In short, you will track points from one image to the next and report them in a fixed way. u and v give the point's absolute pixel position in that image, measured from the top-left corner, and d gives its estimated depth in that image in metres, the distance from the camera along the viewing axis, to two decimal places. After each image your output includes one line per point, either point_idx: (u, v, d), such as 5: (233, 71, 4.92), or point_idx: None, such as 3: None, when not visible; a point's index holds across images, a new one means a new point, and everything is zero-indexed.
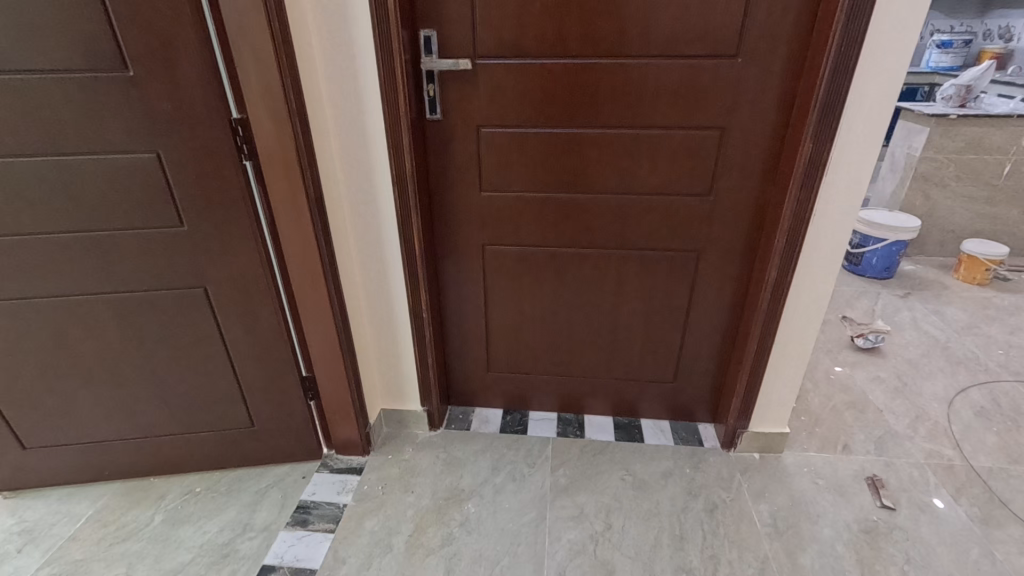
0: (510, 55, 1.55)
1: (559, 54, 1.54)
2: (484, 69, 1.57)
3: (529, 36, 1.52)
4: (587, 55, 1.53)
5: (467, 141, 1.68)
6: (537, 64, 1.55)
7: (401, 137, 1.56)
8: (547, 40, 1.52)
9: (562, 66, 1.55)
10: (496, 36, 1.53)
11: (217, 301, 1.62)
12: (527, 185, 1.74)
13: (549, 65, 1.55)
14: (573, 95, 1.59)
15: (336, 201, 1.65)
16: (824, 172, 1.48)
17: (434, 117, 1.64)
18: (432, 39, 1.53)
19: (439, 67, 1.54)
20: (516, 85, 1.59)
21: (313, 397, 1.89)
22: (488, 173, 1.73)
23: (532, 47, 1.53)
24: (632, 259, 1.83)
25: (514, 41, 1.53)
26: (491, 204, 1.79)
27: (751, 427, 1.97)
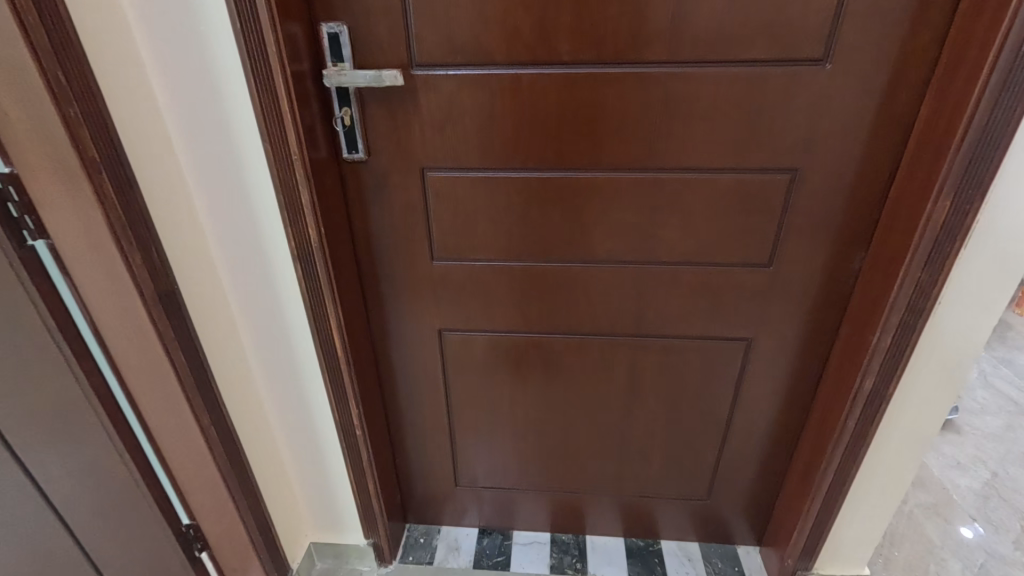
0: (464, 61, 0.99)
1: (544, 60, 0.98)
2: (429, 83, 1.01)
3: (496, 30, 0.96)
4: (585, 63, 0.98)
5: (407, 190, 1.13)
6: (510, 76, 1.00)
7: (298, 193, 1.00)
8: (524, 38, 0.96)
9: (550, 79, 0.99)
10: (444, 29, 0.96)
11: (24, 444, 1.06)
12: (499, 252, 1.19)
13: (528, 78, 1.00)
14: (567, 122, 1.03)
15: (211, 291, 1.08)
16: (962, 244, 0.94)
17: (356, 157, 1.08)
18: (342, 38, 0.96)
19: (356, 84, 0.97)
20: (477, 108, 1.03)
21: (202, 547, 1.31)
22: (441, 235, 1.18)
23: (501, 47, 0.97)
24: (653, 349, 1.28)
25: (473, 41, 0.97)
26: (448, 277, 1.23)
27: (818, 569, 1.43)
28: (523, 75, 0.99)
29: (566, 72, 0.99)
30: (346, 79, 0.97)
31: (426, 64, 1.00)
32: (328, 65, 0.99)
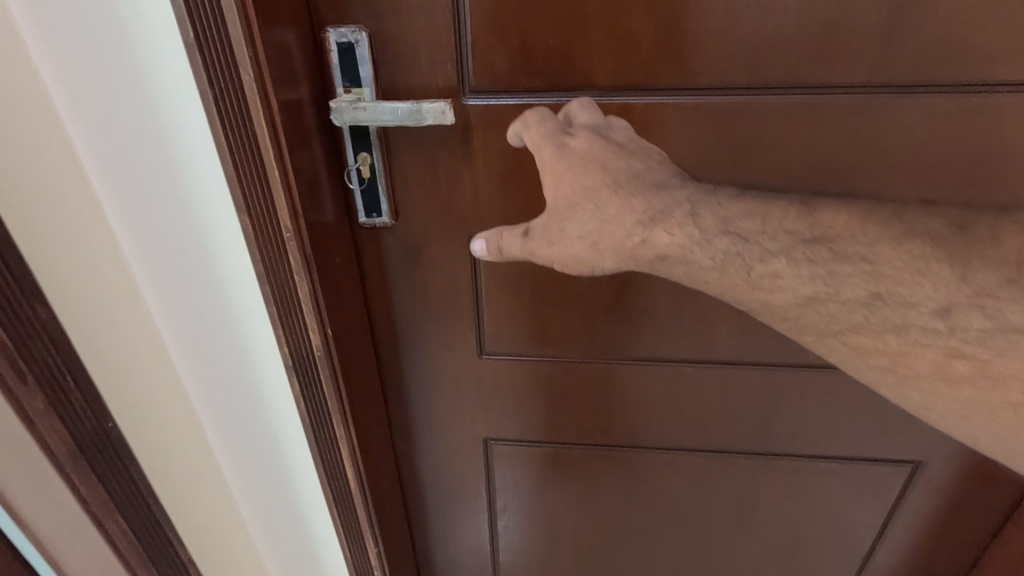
0: (543, 85, 0.65)
1: (665, 85, 0.64)
2: (489, 117, 0.67)
3: (596, 38, 0.62)
4: (731, 88, 0.64)
5: (449, 263, 0.79)
6: (612, 109, 0.66)
7: (293, 288, 0.67)
8: (641, 51, 0.62)
9: (675, 113, 0.65)
10: (517, 37, 0.63)
11: None
12: (572, 344, 0.85)
13: (640, 111, 0.65)
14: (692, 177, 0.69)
15: (174, 424, 0.75)
16: None
17: (379, 222, 0.75)
18: (359, 51, 0.63)
19: (384, 123, 0.63)
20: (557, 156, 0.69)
21: None
22: (493, 321, 0.84)
23: (601, 64, 0.63)
24: (776, 468, 0.94)
25: (560, 55, 0.63)
26: (500, 375, 0.90)
27: None
28: (634, 108, 0.65)
29: (701, 103, 0.64)
30: (369, 116, 0.63)
31: (486, 90, 0.66)
32: (339, 92, 0.65)
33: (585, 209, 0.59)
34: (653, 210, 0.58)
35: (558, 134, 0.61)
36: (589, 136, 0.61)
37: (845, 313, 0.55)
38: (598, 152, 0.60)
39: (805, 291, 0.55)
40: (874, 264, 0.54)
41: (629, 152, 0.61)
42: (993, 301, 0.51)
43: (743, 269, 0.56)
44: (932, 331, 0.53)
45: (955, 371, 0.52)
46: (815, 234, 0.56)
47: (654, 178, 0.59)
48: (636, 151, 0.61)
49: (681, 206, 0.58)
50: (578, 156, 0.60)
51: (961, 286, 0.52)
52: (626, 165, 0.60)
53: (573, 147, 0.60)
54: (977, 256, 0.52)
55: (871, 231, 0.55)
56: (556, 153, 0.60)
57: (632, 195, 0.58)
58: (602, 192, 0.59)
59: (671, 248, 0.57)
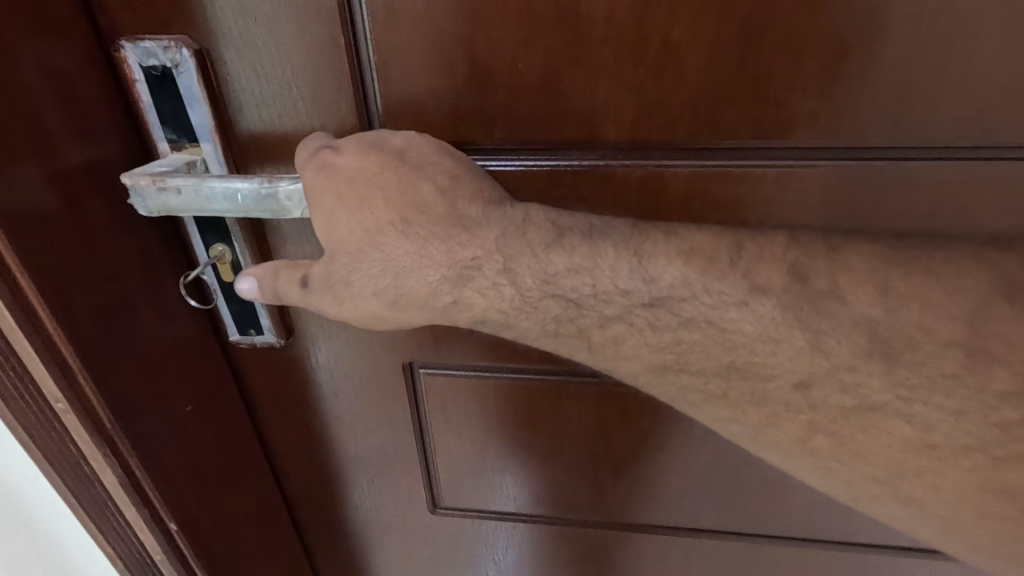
0: (512, 143, 0.37)
1: (736, 143, 0.35)
2: None
3: (606, 60, 0.34)
4: (853, 153, 0.34)
5: (377, 399, 0.52)
6: (635, 182, 0.37)
7: (96, 474, 0.40)
8: (690, 81, 0.34)
9: (752, 191, 0.36)
10: (461, 57, 0.35)
11: None
12: (566, 504, 0.57)
13: (688, 187, 0.37)
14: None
15: None
16: None
17: (259, 342, 0.48)
18: (183, 85, 0.36)
19: (216, 215, 0.35)
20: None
21: None
22: (445, 473, 0.57)
23: (617, 106, 0.35)
24: None
25: (539, 89, 0.35)
26: (464, 538, 0.62)
27: None
28: (676, 181, 0.36)
29: (801, 174, 0.35)
30: (182, 206, 0.35)
31: None
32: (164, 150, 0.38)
33: (366, 257, 0.35)
34: (458, 261, 0.35)
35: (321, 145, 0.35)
36: (359, 144, 0.34)
37: (701, 386, 0.37)
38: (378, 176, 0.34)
39: (653, 365, 0.37)
40: (721, 324, 0.35)
41: (422, 158, 0.34)
42: (864, 373, 0.34)
43: (568, 333, 0.37)
44: (799, 410, 0.36)
45: (816, 448, 0.37)
46: (658, 296, 0.35)
47: (471, 209, 0.35)
48: (442, 157, 0.35)
49: (493, 260, 0.35)
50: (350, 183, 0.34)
51: (817, 359, 0.35)
52: (409, 185, 0.34)
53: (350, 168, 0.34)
54: (829, 311, 0.35)
55: (714, 280, 0.35)
56: (319, 181, 0.34)
57: (438, 238, 0.35)
58: (387, 235, 0.34)
59: (481, 312, 0.36)
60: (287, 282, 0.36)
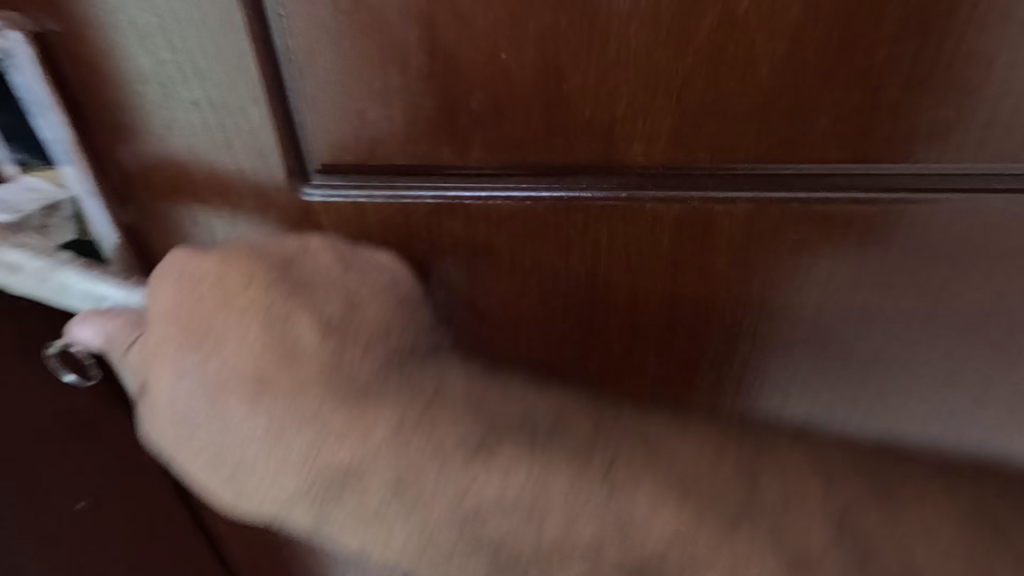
0: (496, 166, 0.26)
1: (825, 168, 0.24)
2: (374, 229, 0.28)
3: (635, 47, 0.22)
4: (995, 189, 0.23)
5: None
6: (671, 222, 0.26)
7: None
8: (760, 79, 0.22)
9: (840, 233, 0.25)
10: (416, 40, 0.23)
11: None
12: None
13: (747, 228, 0.26)
14: (862, 369, 0.29)
15: None
16: None
17: None
18: (23, 86, 0.25)
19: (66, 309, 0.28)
20: (538, 316, 0.30)
21: None
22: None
23: (649, 116, 0.24)
24: None
25: (535, 90, 0.24)
26: None
27: None
28: (730, 220, 0.26)
29: (915, 211, 0.24)
30: (6, 281, 0.27)
31: (359, 169, 0.27)
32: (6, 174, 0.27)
33: (208, 382, 0.26)
34: (319, 474, 0.26)
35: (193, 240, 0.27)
36: (241, 246, 0.27)
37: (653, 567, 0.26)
38: (251, 292, 0.26)
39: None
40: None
41: (321, 278, 0.27)
42: None
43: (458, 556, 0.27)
44: None
45: None
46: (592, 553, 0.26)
47: (368, 369, 0.27)
48: (349, 277, 0.27)
49: (367, 475, 0.26)
50: (209, 297, 0.26)
51: None
52: (285, 324, 0.26)
53: (215, 278, 0.26)
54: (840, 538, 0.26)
55: (703, 553, 0.26)
56: (169, 287, 0.26)
57: (314, 424, 0.26)
58: (231, 398, 0.26)
59: (337, 519, 0.27)
60: (115, 349, 0.26)
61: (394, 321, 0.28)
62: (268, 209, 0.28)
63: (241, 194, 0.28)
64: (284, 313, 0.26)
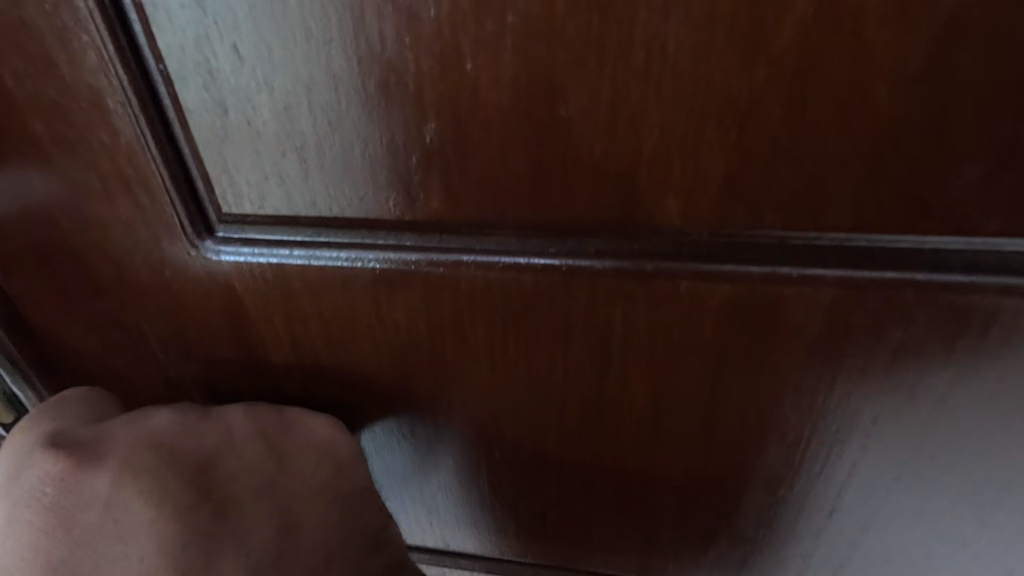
0: (463, 222, 0.18)
1: (960, 240, 0.16)
2: (303, 299, 0.21)
3: (677, 54, 0.14)
4: None
5: None
6: (718, 305, 0.18)
7: None
8: (875, 105, 0.14)
9: (976, 334, 0.17)
10: (337, 37, 0.15)
11: None
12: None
13: (828, 320, 0.18)
14: (980, 507, 0.21)
15: None
16: None
17: None
18: None
19: None
20: (525, 411, 0.23)
21: None
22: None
23: (691, 159, 0.16)
24: None
25: (519, 117, 0.16)
26: None
27: None
28: (804, 307, 0.17)
29: None
30: None
31: (275, 219, 0.19)
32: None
33: None
34: None
35: (74, 436, 0.19)
36: (144, 454, 0.18)
37: None
38: (149, 532, 0.17)
39: None
40: None
41: (249, 501, 0.19)
42: None
43: None
44: None
45: None
46: None
47: None
48: (285, 498, 0.19)
49: None
50: (90, 537, 0.17)
51: None
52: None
53: (102, 506, 0.17)
54: None
55: None
56: (35, 510, 0.18)
57: None
58: None
59: None
60: None
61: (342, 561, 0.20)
62: (159, 267, 0.21)
63: (122, 247, 0.21)
64: (193, 560, 0.17)
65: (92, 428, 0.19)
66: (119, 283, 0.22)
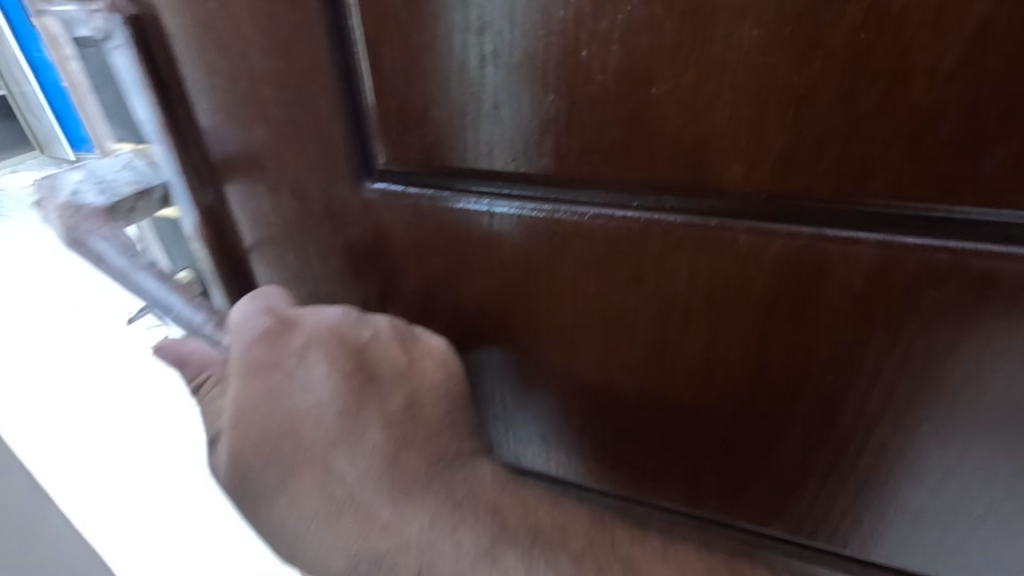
0: (566, 178, 0.23)
1: (989, 214, 0.18)
2: (432, 234, 0.27)
3: (750, 51, 0.18)
4: None
5: None
6: (771, 259, 0.22)
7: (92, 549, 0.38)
8: (914, 91, 0.17)
9: (1005, 299, 0.19)
10: (491, 31, 0.21)
11: None
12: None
13: (867, 281, 0.21)
14: (1011, 469, 0.23)
15: None
16: None
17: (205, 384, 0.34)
18: (130, 68, 0.26)
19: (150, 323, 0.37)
20: (597, 346, 0.27)
21: None
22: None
23: (755, 135, 0.19)
24: None
25: (617, 96, 0.20)
26: None
27: None
28: (848, 265, 0.21)
29: None
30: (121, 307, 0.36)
31: (421, 168, 0.25)
32: (115, 148, 0.30)
33: (281, 457, 0.24)
34: (365, 553, 0.24)
35: (283, 311, 0.25)
36: (329, 333, 0.25)
37: None
38: (332, 380, 0.24)
39: None
40: None
41: (388, 378, 0.25)
42: None
43: None
44: None
45: None
46: None
47: (420, 467, 0.25)
48: (415, 384, 0.25)
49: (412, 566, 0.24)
50: (297, 376, 0.24)
51: None
52: (357, 411, 0.24)
53: (303, 359, 0.24)
54: None
55: None
56: (254, 350, 0.24)
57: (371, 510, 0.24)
58: (301, 475, 0.24)
59: None
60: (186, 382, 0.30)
61: (448, 430, 0.26)
62: (329, 201, 0.28)
63: (304, 183, 0.27)
64: (352, 406, 0.24)
65: (294, 309, 0.25)
66: (299, 212, 0.29)
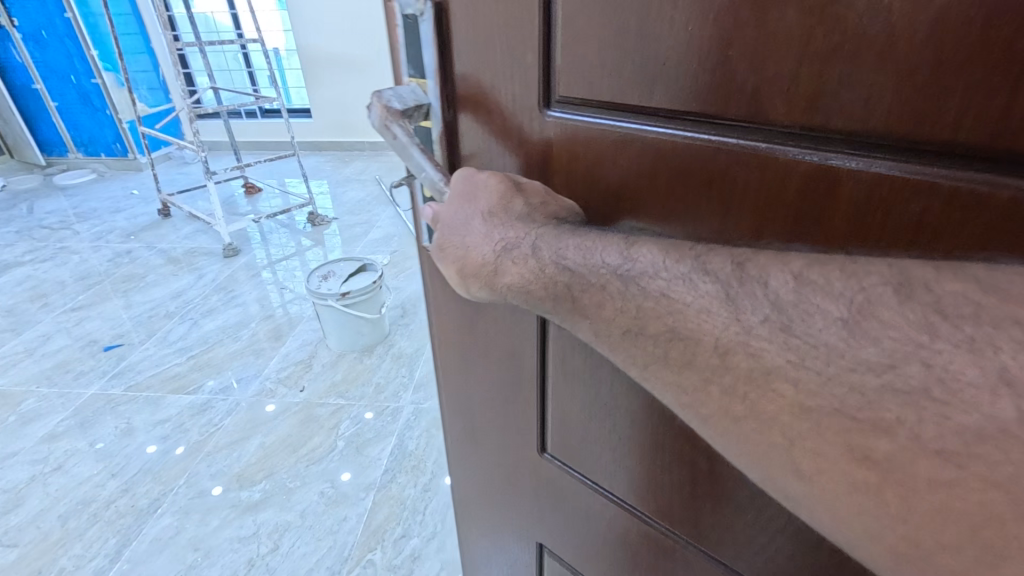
0: (669, 111, 0.36)
1: (953, 148, 0.27)
2: (580, 148, 0.41)
3: (790, 30, 0.30)
4: None
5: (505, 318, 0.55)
6: (802, 170, 0.32)
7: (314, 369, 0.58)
8: (899, 59, 0.27)
9: (969, 204, 0.27)
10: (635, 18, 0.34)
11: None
12: (656, 513, 0.52)
13: (870, 188, 0.30)
14: None
15: None
16: None
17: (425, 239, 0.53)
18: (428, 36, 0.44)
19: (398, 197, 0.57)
20: (680, 233, 0.39)
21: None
22: (565, 406, 0.55)
23: (792, 85, 0.31)
24: None
25: (706, 55, 0.33)
26: (562, 487, 0.62)
27: None
28: (853, 177, 0.31)
29: None
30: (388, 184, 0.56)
31: (578, 99, 0.40)
32: (406, 81, 0.48)
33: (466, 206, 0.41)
34: (506, 240, 0.39)
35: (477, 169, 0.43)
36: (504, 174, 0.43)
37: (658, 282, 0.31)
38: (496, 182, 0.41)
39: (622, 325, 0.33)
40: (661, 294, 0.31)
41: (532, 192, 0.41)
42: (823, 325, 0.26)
43: (554, 299, 0.36)
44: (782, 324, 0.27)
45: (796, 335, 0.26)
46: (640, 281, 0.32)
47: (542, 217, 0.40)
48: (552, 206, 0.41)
49: (526, 243, 0.38)
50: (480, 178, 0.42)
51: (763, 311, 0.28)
52: (508, 198, 0.40)
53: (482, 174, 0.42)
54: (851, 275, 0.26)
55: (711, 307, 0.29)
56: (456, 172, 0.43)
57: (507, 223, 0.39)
58: (473, 216, 0.41)
59: (507, 278, 0.39)
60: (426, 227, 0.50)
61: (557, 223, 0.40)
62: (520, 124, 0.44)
63: (505, 111, 0.44)
64: (507, 195, 0.40)
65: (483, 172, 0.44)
66: (500, 132, 0.45)
